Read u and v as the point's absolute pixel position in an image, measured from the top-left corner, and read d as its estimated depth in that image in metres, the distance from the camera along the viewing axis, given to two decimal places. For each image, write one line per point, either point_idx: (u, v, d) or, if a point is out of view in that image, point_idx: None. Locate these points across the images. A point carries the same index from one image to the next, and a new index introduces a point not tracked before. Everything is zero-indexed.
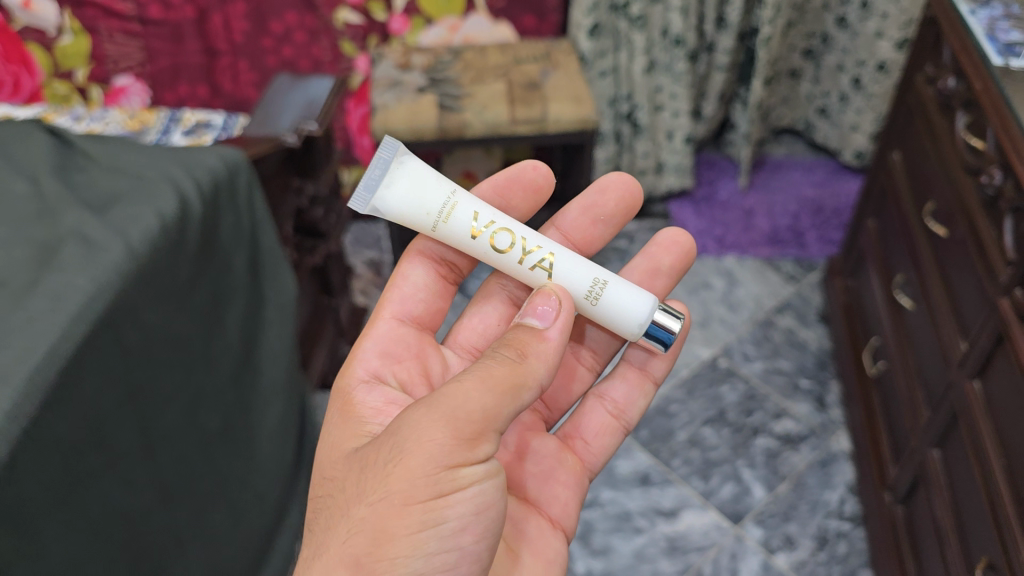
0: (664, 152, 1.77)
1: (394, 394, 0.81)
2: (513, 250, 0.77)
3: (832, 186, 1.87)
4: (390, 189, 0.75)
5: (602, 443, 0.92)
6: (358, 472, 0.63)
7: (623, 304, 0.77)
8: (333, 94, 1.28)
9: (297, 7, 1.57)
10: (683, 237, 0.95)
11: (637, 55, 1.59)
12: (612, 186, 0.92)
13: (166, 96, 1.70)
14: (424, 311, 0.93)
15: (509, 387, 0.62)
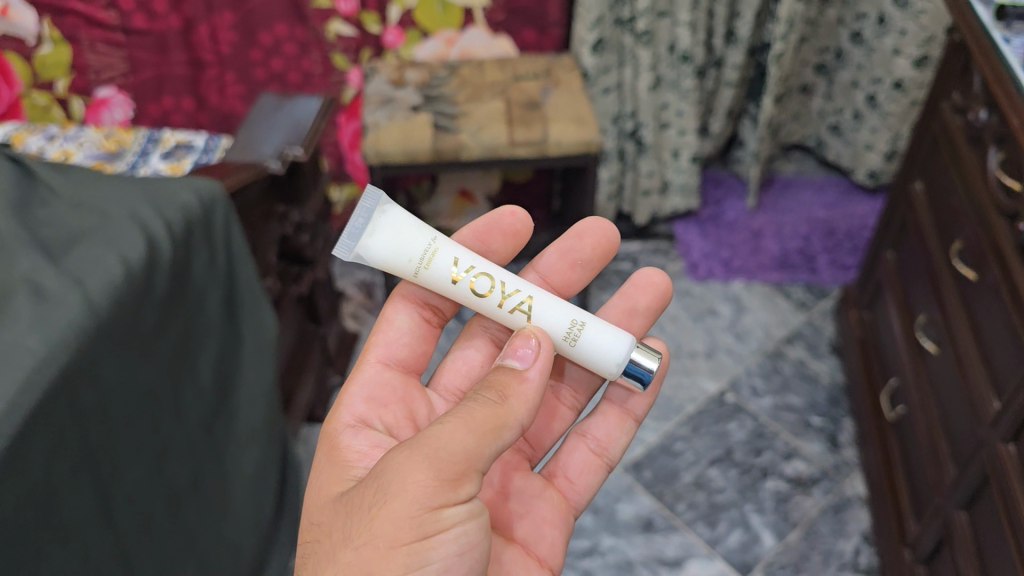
0: (669, 172, 1.69)
1: (378, 437, 0.78)
2: (493, 293, 0.77)
3: (843, 208, 1.79)
4: (372, 237, 0.75)
5: (586, 481, 0.89)
6: (345, 514, 0.64)
7: (602, 346, 0.77)
8: (321, 117, 1.21)
9: (286, 18, 1.50)
10: (661, 278, 0.95)
11: (643, 72, 1.52)
12: (589, 232, 0.93)
13: (149, 110, 1.62)
14: (407, 354, 0.90)
15: (490, 428, 0.63)
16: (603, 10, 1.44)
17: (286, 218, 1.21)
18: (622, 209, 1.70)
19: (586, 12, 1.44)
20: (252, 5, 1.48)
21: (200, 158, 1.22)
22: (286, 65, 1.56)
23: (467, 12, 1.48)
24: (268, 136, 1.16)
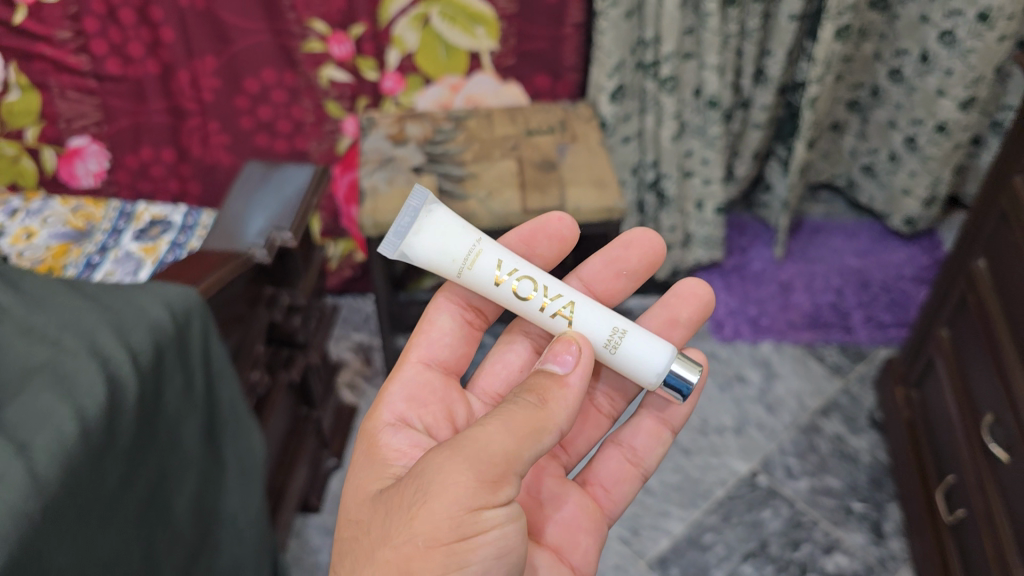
0: (691, 222, 1.56)
1: (419, 436, 0.76)
2: (535, 297, 0.76)
3: (878, 256, 1.67)
4: (419, 237, 0.74)
5: (621, 490, 0.87)
6: (382, 510, 0.65)
7: (645, 355, 0.76)
8: (314, 191, 1.08)
9: (275, 62, 1.37)
10: (704, 290, 0.90)
11: (666, 120, 1.39)
12: (636, 241, 0.90)
13: (127, 161, 1.49)
14: (449, 355, 0.89)
15: (530, 431, 0.64)
16: (623, 55, 1.32)
17: (275, 304, 1.08)
18: None
19: (605, 57, 1.31)
20: (238, 50, 1.36)
21: (178, 235, 1.09)
22: (275, 113, 1.43)
23: (473, 58, 1.36)
24: (253, 214, 1.03)
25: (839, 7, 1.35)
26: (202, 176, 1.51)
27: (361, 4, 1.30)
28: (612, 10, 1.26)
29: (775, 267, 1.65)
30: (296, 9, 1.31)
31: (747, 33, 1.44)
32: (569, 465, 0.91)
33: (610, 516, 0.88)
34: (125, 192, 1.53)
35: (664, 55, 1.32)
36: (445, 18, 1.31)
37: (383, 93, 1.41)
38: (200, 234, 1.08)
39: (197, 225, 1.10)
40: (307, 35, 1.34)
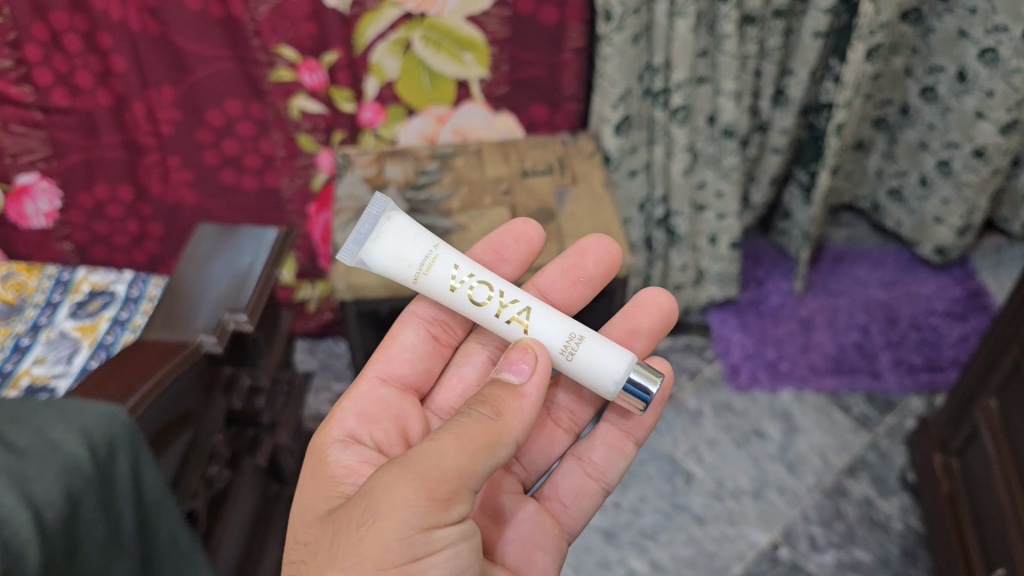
0: (703, 258, 1.41)
1: (366, 453, 0.75)
2: (490, 303, 0.73)
3: (905, 285, 1.53)
4: (375, 244, 0.72)
5: (580, 507, 0.85)
6: (331, 530, 0.62)
7: (599, 364, 0.72)
8: (275, 261, 0.96)
9: (241, 93, 1.24)
10: (665, 298, 0.89)
11: (677, 153, 1.24)
12: (591, 250, 0.89)
13: (81, 199, 1.34)
14: (407, 370, 0.88)
15: (483, 445, 0.62)
16: (630, 82, 1.18)
17: (234, 388, 0.96)
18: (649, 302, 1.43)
19: (609, 86, 1.17)
20: (198, 79, 1.22)
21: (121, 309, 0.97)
22: (242, 147, 1.29)
23: (461, 86, 1.23)
24: (207, 286, 0.92)
25: (871, 24, 1.20)
26: (164, 215, 1.37)
27: (334, 29, 1.16)
28: (617, 34, 1.12)
29: (794, 301, 1.51)
30: (260, 35, 1.18)
31: (766, 52, 1.29)
32: (528, 482, 0.88)
33: (570, 531, 0.86)
34: (80, 233, 1.38)
35: (675, 83, 1.18)
36: (429, 43, 1.17)
37: (361, 125, 1.27)
38: (145, 307, 0.96)
39: (144, 297, 0.98)
40: (275, 63, 1.20)
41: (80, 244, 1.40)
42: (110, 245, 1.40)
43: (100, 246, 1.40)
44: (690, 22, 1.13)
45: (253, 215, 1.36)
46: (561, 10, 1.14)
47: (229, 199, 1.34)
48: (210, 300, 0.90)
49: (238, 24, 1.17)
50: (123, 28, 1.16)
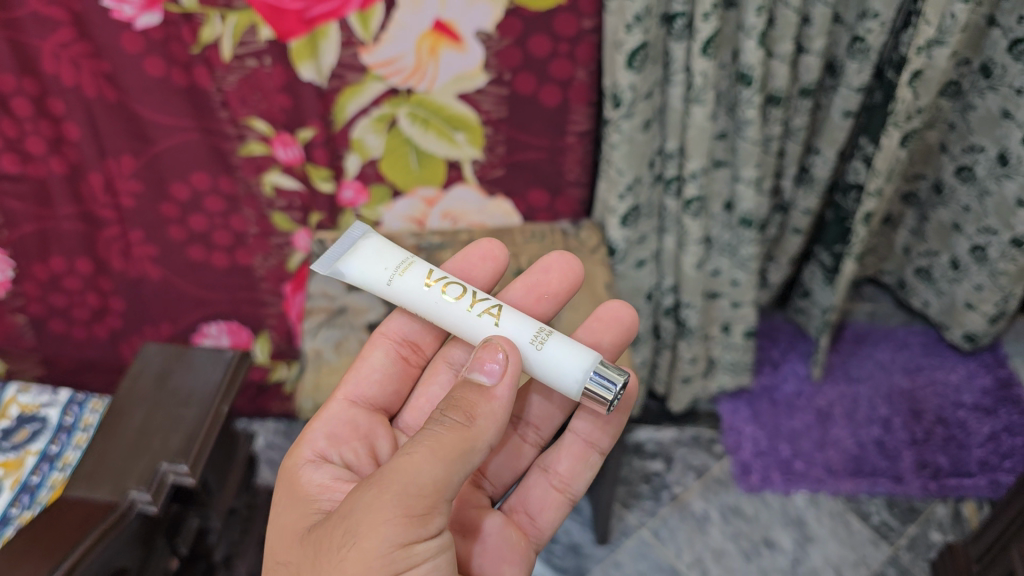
0: (715, 346, 1.30)
1: (339, 470, 0.69)
2: (462, 299, 0.70)
3: (931, 373, 1.42)
4: (353, 253, 0.71)
5: (548, 519, 0.79)
6: (310, 550, 0.60)
7: (565, 359, 0.66)
8: (229, 391, 0.84)
9: (209, 167, 1.12)
10: (628, 311, 0.83)
11: (689, 246, 1.12)
12: (556, 267, 0.84)
13: (35, 271, 1.21)
14: (377, 392, 0.80)
15: (458, 454, 0.59)
16: (640, 171, 1.06)
17: (179, 532, 0.85)
18: (654, 389, 1.32)
19: (615, 175, 1.05)
20: (161, 151, 1.11)
21: (53, 438, 0.86)
22: (210, 223, 1.17)
23: (452, 168, 1.11)
24: (150, 420, 0.80)
25: (907, 109, 1.07)
26: (127, 291, 1.24)
27: (309, 104, 1.05)
28: (626, 122, 1.00)
29: (810, 388, 1.39)
30: (228, 106, 1.07)
31: (791, 132, 1.18)
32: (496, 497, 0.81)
33: (539, 544, 0.79)
34: (35, 305, 1.25)
35: (690, 172, 1.05)
36: (417, 121, 1.06)
37: (340, 205, 1.15)
38: (79, 441, 0.85)
39: (79, 427, 0.87)
40: (245, 136, 1.09)
41: (34, 318, 1.26)
42: (67, 318, 1.26)
43: (58, 319, 1.26)
44: (708, 109, 1.00)
45: (223, 292, 1.24)
46: (563, 91, 1.03)
47: (197, 276, 1.22)
48: (152, 442, 0.78)
49: (204, 94, 1.06)
50: (77, 93, 1.06)
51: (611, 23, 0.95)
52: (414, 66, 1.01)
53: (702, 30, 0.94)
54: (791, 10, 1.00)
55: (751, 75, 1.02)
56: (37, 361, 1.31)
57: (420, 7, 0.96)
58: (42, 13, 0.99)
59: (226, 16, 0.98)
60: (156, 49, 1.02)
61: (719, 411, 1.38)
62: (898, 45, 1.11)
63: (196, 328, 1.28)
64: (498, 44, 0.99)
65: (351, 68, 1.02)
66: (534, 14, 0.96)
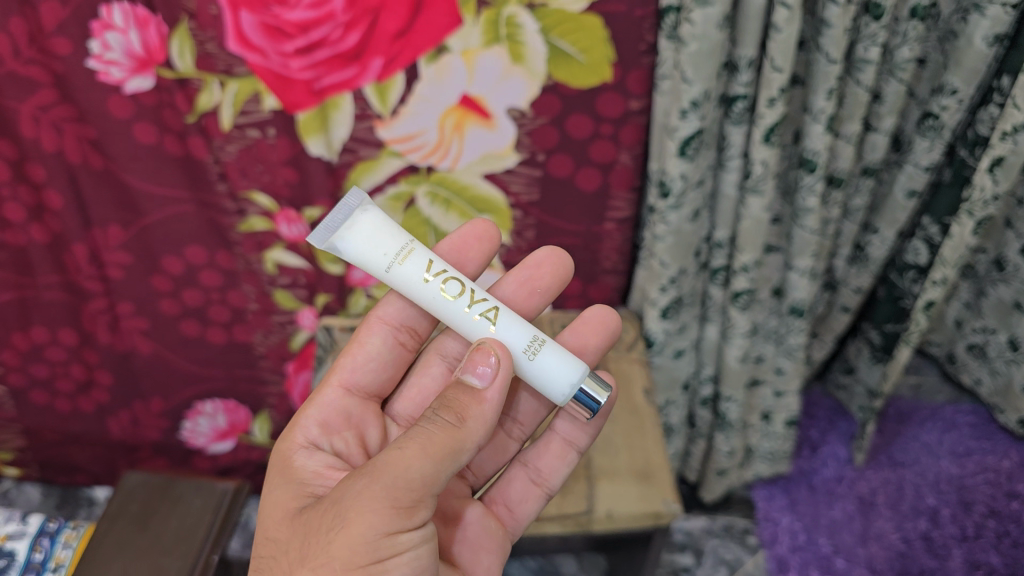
0: (752, 434, 1.20)
1: (331, 458, 0.67)
2: (460, 299, 0.65)
3: (983, 458, 1.24)
4: (348, 232, 0.63)
5: (526, 512, 0.77)
6: (294, 535, 0.58)
7: (555, 375, 0.65)
8: (213, 534, 0.81)
9: (205, 241, 1.02)
10: (614, 318, 0.80)
11: (734, 337, 1.02)
12: (546, 262, 0.80)
13: (15, 340, 1.09)
14: (370, 379, 0.76)
15: (448, 452, 0.57)
16: (685, 263, 0.95)
17: None
18: (687, 476, 1.26)
19: (659, 267, 0.95)
20: (152, 223, 1.00)
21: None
22: (206, 298, 1.07)
23: None
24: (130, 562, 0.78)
25: (986, 197, 0.96)
26: (116, 365, 1.13)
27: (318, 180, 0.95)
28: (674, 213, 0.90)
29: (852, 473, 1.27)
30: (227, 178, 0.96)
31: (848, 212, 1.07)
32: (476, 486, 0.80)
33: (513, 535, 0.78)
34: (15, 375, 1.12)
35: (741, 264, 0.95)
36: (437, 201, 0.98)
37: (349, 285, 1.06)
38: None
39: (48, 565, 0.89)
40: (245, 211, 0.99)
41: (14, 389, 1.14)
42: (50, 390, 1.14)
43: (40, 391, 1.14)
44: (766, 201, 0.89)
45: (221, 369, 1.14)
46: (603, 175, 0.95)
47: (193, 351, 1.12)
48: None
49: (200, 165, 0.95)
50: (59, 159, 0.94)
51: (661, 104, 0.87)
52: (437, 143, 0.92)
53: (766, 117, 0.84)
54: (862, 88, 0.89)
55: (815, 161, 0.91)
56: (18, 432, 1.18)
57: (446, 81, 0.87)
58: (21, 73, 0.87)
59: (226, 83, 0.87)
60: (148, 115, 0.90)
61: (753, 499, 1.28)
62: (974, 124, 0.99)
63: (190, 406, 1.17)
64: (533, 122, 0.90)
65: (366, 142, 0.92)
66: (576, 91, 0.88)
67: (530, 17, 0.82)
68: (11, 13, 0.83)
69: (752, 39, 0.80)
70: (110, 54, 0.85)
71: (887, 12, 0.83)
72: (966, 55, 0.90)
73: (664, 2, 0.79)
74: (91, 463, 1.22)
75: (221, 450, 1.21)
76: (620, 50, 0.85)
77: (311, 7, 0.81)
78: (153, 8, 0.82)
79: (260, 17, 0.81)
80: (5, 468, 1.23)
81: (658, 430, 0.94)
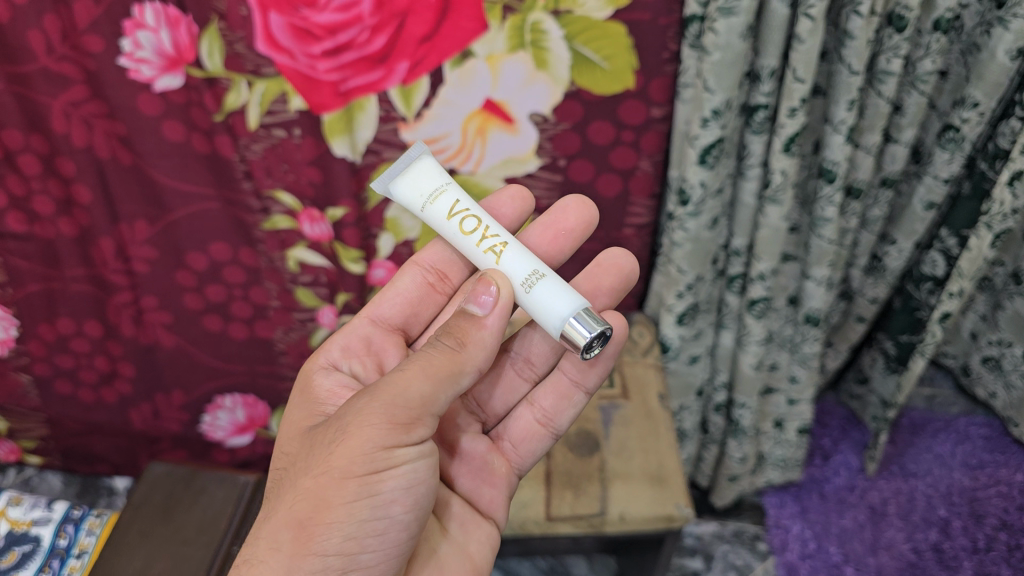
0: (765, 441, 1.20)
1: (348, 378, 0.71)
2: (473, 234, 0.66)
3: (995, 471, 1.23)
4: (395, 178, 0.69)
5: (529, 448, 0.77)
6: (302, 449, 0.61)
7: (550, 301, 0.62)
8: (232, 527, 0.82)
9: (229, 237, 1.03)
10: (629, 261, 0.80)
11: (749, 345, 1.02)
12: (573, 209, 0.79)
13: (41, 331, 1.11)
14: (396, 314, 0.78)
15: (447, 376, 0.59)
16: (703, 270, 0.96)
17: None
18: (698, 481, 1.26)
19: (677, 273, 0.96)
20: (178, 219, 1.02)
21: (47, 559, 0.90)
22: (229, 294, 1.08)
23: None
24: (147, 551, 0.80)
25: (1005, 210, 0.96)
26: (138, 357, 1.14)
27: (342, 180, 0.97)
28: (692, 220, 0.91)
29: (863, 482, 1.27)
30: (252, 177, 0.98)
31: (866, 222, 1.07)
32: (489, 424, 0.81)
33: (519, 471, 0.78)
34: (40, 365, 1.14)
35: (758, 272, 0.95)
36: None
37: (370, 285, 1.09)
38: (72, 568, 0.90)
39: (73, 552, 0.91)
40: (270, 209, 1.00)
41: (39, 378, 1.16)
42: (74, 380, 1.16)
43: (64, 381, 1.16)
44: (784, 209, 0.90)
45: (242, 364, 1.16)
46: (623, 182, 0.96)
47: (214, 346, 1.13)
48: (141, 566, 0.79)
49: (226, 163, 0.96)
50: (89, 154, 0.96)
51: (683, 112, 0.88)
52: (460, 145, 0.93)
53: (787, 126, 0.84)
54: (883, 100, 0.90)
55: (834, 172, 0.91)
56: (42, 420, 1.20)
57: (470, 85, 0.89)
58: (53, 69, 0.89)
59: (254, 83, 0.89)
60: (176, 113, 0.92)
61: (764, 505, 1.29)
62: (995, 137, 1.00)
63: (211, 399, 1.19)
64: (555, 128, 0.92)
65: (390, 144, 0.94)
66: (598, 98, 0.89)
67: (555, 24, 0.84)
68: (45, 10, 0.85)
69: (775, 49, 0.81)
70: (141, 52, 0.87)
71: (910, 25, 0.84)
72: (988, 69, 0.91)
73: (689, 12, 0.81)
74: (112, 453, 1.24)
75: (239, 444, 1.23)
76: (643, 58, 0.86)
77: (339, 9, 0.82)
78: (184, 8, 0.84)
79: (289, 19, 0.83)
80: (29, 455, 1.25)
81: (673, 436, 0.94)
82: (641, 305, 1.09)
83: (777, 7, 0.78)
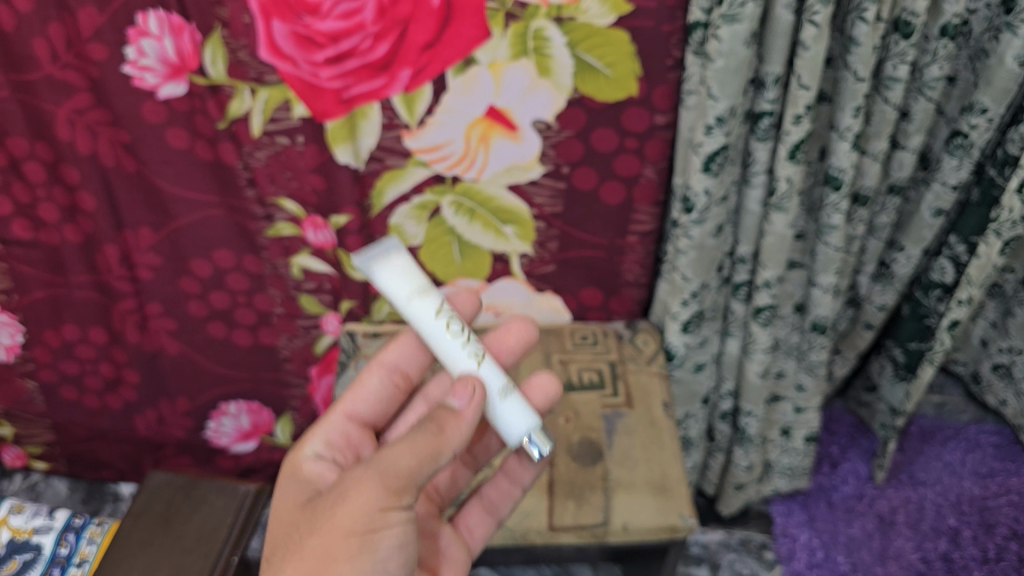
0: (771, 449, 1.19)
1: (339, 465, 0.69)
2: (459, 337, 0.65)
3: (1006, 480, 1.22)
4: (393, 256, 0.64)
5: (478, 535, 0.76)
6: (293, 525, 0.59)
7: (521, 418, 0.64)
8: (233, 535, 0.83)
9: (233, 244, 1.03)
10: (557, 392, 0.77)
11: (756, 352, 1.02)
12: (512, 330, 0.79)
13: (46, 337, 1.12)
14: (371, 410, 0.75)
15: (433, 453, 0.57)
16: (707, 278, 0.96)
17: None
18: (704, 489, 1.25)
19: (681, 281, 0.95)
20: (182, 226, 1.02)
21: (52, 568, 0.91)
22: (233, 301, 1.08)
23: (499, 260, 1.04)
24: (146, 561, 0.80)
25: (1015, 218, 0.95)
26: (144, 364, 1.15)
27: (345, 188, 0.96)
28: (696, 228, 0.90)
29: (872, 491, 1.25)
30: (255, 184, 0.97)
31: (874, 229, 1.06)
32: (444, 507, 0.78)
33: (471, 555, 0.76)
34: (45, 371, 1.15)
35: (764, 280, 0.95)
36: (462, 211, 0.99)
37: (374, 293, 1.07)
38: None
39: (73, 560, 0.92)
40: (273, 216, 1.00)
41: (45, 384, 1.17)
42: (80, 387, 1.17)
43: (70, 387, 1.17)
44: (789, 217, 0.90)
45: (247, 371, 1.15)
46: (627, 190, 0.95)
47: (219, 353, 1.13)
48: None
49: (230, 170, 0.96)
50: (93, 161, 0.96)
51: (687, 119, 0.88)
52: (463, 153, 0.93)
53: (792, 133, 0.84)
54: (889, 106, 0.89)
55: (841, 179, 0.90)
56: (49, 426, 1.21)
57: (472, 93, 0.88)
58: (57, 77, 0.90)
59: (257, 91, 0.89)
60: (180, 120, 0.92)
61: (772, 514, 1.27)
62: (1004, 143, 0.99)
63: (215, 406, 1.19)
64: (558, 135, 0.91)
65: (393, 151, 0.93)
66: (601, 105, 0.89)
67: (558, 31, 0.83)
68: (50, 18, 0.85)
69: (780, 56, 0.80)
70: (145, 60, 0.87)
71: (917, 31, 0.83)
72: (997, 75, 0.90)
73: (692, 19, 0.80)
74: (117, 460, 1.25)
75: (243, 450, 1.23)
76: (647, 65, 0.85)
77: (341, 17, 0.81)
78: (187, 16, 0.84)
79: (291, 26, 0.83)
80: (35, 461, 1.26)
81: (677, 445, 0.94)
82: (644, 312, 1.08)
83: (783, 14, 0.77)
